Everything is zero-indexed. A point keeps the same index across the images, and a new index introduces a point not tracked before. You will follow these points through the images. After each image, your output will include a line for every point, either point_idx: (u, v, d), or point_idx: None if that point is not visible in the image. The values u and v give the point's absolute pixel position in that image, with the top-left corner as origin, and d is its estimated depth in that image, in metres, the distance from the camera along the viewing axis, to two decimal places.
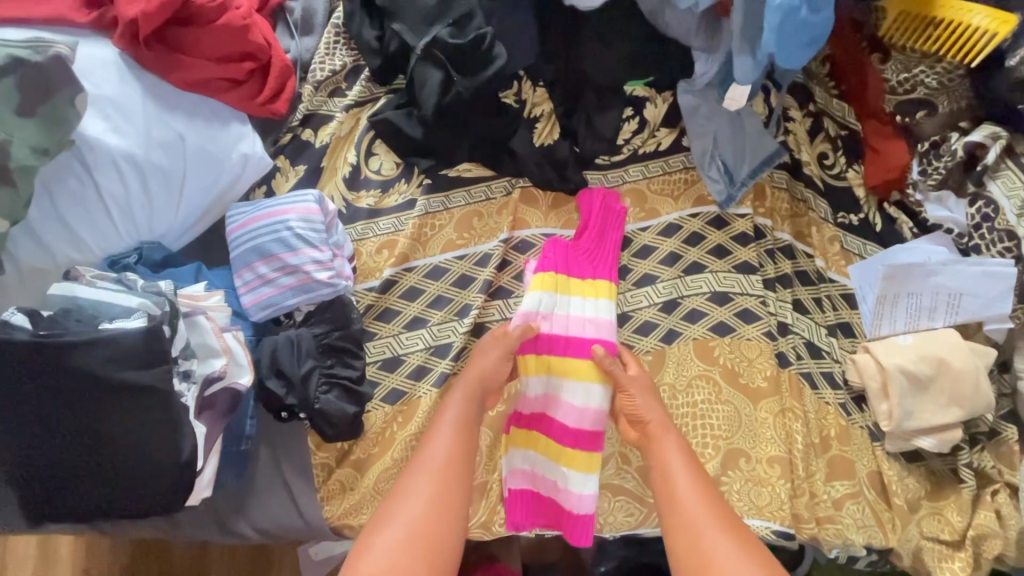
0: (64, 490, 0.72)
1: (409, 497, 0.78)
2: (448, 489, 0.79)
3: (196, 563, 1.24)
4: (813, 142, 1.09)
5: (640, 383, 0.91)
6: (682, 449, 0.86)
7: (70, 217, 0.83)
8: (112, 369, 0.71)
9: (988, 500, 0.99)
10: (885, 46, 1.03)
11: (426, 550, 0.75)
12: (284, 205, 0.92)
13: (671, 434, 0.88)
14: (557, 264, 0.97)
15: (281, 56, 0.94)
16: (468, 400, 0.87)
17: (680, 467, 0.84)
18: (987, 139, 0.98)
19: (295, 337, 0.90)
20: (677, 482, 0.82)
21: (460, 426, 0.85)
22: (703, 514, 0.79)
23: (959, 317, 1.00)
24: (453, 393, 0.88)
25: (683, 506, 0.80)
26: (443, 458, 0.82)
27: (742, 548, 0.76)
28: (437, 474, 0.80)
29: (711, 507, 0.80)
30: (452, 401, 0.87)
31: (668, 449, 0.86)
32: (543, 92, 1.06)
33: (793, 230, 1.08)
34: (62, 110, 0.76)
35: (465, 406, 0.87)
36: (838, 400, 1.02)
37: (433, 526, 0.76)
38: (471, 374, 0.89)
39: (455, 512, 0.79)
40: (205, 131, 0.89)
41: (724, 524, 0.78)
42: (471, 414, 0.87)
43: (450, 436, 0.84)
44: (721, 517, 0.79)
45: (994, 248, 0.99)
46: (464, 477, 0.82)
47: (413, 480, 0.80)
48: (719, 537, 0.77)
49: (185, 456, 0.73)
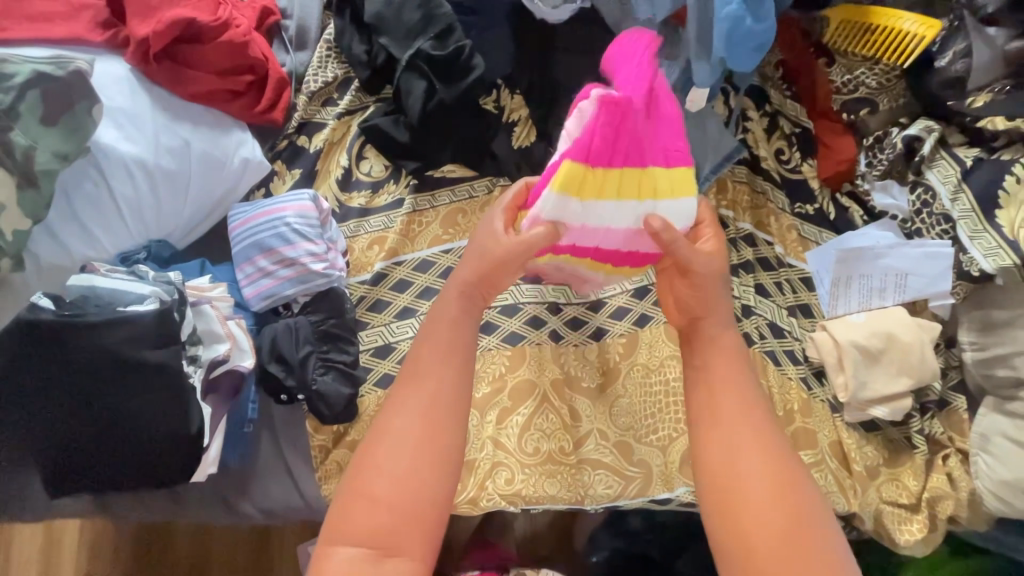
0: (82, 463, 0.79)
1: (392, 434, 0.70)
2: (433, 426, 0.71)
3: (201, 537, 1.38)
4: (770, 140, 1.18)
5: (702, 272, 0.78)
6: (733, 360, 0.76)
7: (84, 216, 0.91)
8: (128, 348, 0.79)
9: (941, 464, 1.07)
10: (830, 50, 1.14)
11: (413, 493, 0.68)
12: (282, 203, 1.00)
13: (723, 338, 0.78)
14: (594, 150, 0.71)
15: (277, 69, 1.03)
16: (457, 312, 0.77)
17: (727, 379, 0.75)
18: (924, 132, 1.09)
19: (293, 324, 0.97)
20: (720, 391, 0.74)
21: (448, 344, 0.75)
22: (742, 428, 0.71)
23: (906, 295, 1.09)
24: (440, 306, 0.78)
25: (721, 416, 0.73)
26: (429, 388, 0.72)
27: (774, 473, 0.69)
28: (424, 406, 0.71)
29: (750, 422, 0.72)
30: (440, 316, 0.77)
31: (716, 355, 0.77)
32: (520, 98, 1.14)
33: (753, 220, 1.16)
34: (82, 120, 0.84)
35: (455, 318, 0.77)
36: (800, 375, 1.09)
37: (419, 464, 0.69)
38: (465, 275, 0.78)
39: (445, 448, 0.70)
40: (209, 137, 0.97)
41: (760, 443, 0.71)
42: (462, 327, 0.76)
43: (437, 356, 0.74)
44: (758, 434, 0.71)
45: (934, 230, 1.08)
46: (453, 405, 0.72)
47: (395, 416, 0.71)
48: (752, 454, 0.70)
49: (193, 429, 0.81)
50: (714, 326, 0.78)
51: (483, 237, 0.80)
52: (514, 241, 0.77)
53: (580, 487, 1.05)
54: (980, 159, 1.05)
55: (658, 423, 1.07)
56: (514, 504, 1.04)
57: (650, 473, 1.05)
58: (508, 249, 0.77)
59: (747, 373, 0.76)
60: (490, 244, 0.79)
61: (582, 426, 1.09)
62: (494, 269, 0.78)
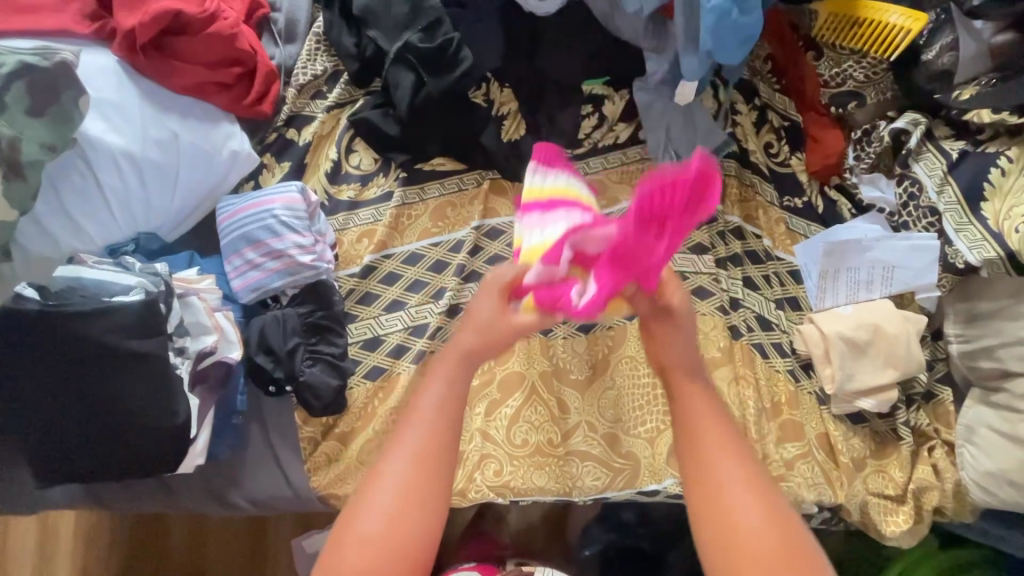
0: (70, 453, 0.80)
1: (382, 486, 0.62)
2: (427, 483, 0.63)
3: (196, 531, 1.39)
4: (759, 133, 1.18)
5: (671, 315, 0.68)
6: (710, 398, 0.67)
7: (72, 208, 0.91)
8: (113, 338, 0.79)
9: (926, 455, 1.07)
10: (818, 44, 1.14)
11: (404, 551, 0.61)
12: (270, 195, 1.00)
13: (695, 372, 0.68)
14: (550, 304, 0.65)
15: (266, 62, 1.03)
16: (452, 375, 0.66)
17: (711, 424, 0.65)
18: (910, 125, 1.09)
19: (281, 316, 0.98)
20: (703, 433, 0.65)
21: (445, 404, 0.65)
22: (731, 471, 0.63)
23: (893, 287, 1.09)
24: (435, 368, 0.67)
25: (707, 463, 0.64)
26: (422, 441, 0.64)
27: (772, 514, 0.62)
28: (417, 461, 0.63)
29: (740, 460, 0.64)
30: (436, 370, 0.67)
31: (694, 399, 0.67)
32: (510, 91, 1.15)
33: (742, 213, 1.17)
34: (68, 111, 0.84)
35: (452, 378, 0.66)
36: (787, 367, 1.10)
37: (409, 522, 0.62)
38: (464, 343, 0.66)
39: (436, 507, 0.63)
40: (196, 130, 0.97)
41: (752, 481, 0.63)
42: (460, 387, 0.66)
43: (433, 414, 0.64)
44: (749, 473, 0.63)
45: (921, 223, 1.08)
46: (448, 462, 0.64)
47: (386, 468, 0.63)
48: (745, 496, 0.62)
49: (179, 420, 0.81)
50: (685, 356, 0.68)
51: (483, 313, 0.66)
52: (518, 326, 0.66)
53: (568, 478, 1.06)
54: (966, 151, 1.06)
55: (647, 415, 1.07)
56: (502, 495, 1.04)
57: (637, 464, 1.06)
58: (513, 331, 0.66)
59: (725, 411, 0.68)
60: (493, 321, 0.66)
61: (571, 418, 1.10)
62: (492, 345, 0.67)
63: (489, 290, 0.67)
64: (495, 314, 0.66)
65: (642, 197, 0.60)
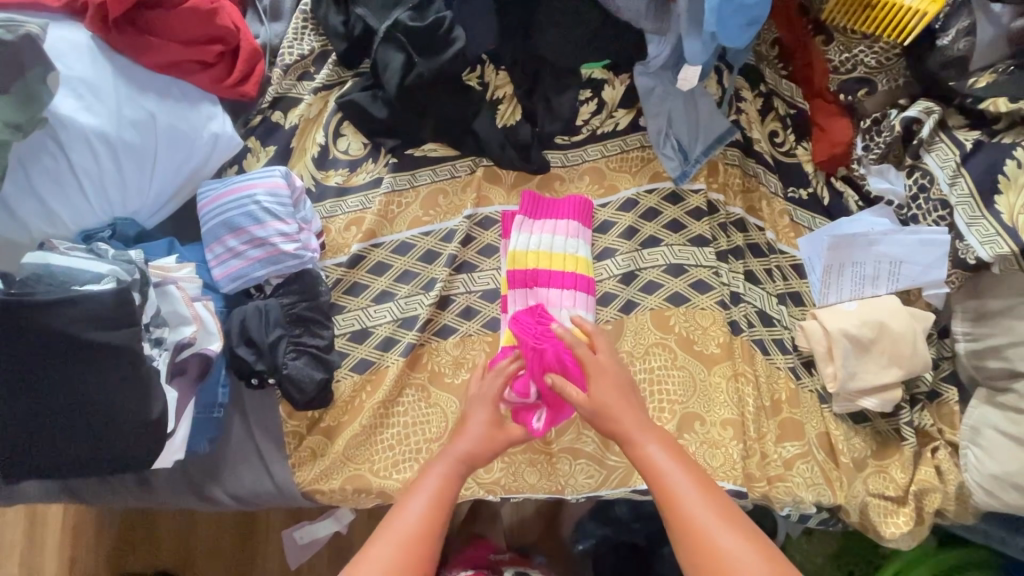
0: (39, 446, 0.77)
1: (370, 559, 0.75)
2: (411, 558, 0.76)
3: (184, 523, 1.36)
4: (764, 121, 1.14)
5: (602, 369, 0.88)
6: (665, 446, 0.83)
7: (44, 192, 0.88)
8: (81, 329, 0.75)
9: (929, 456, 1.04)
10: (829, 28, 1.09)
11: None
12: (252, 180, 0.96)
13: (655, 441, 0.83)
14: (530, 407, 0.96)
15: (249, 40, 0.99)
16: (446, 473, 0.84)
17: (676, 470, 0.80)
18: (923, 114, 1.04)
19: (263, 307, 0.94)
20: (677, 489, 0.79)
21: (436, 498, 0.81)
22: (709, 516, 0.76)
23: (900, 283, 1.06)
24: (431, 466, 0.85)
25: (686, 515, 0.77)
26: (414, 521, 0.79)
27: (750, 540, 0.75)
28: (402, 541, 0.77)
29: (713, 503, 0.78)
30: (434, 467, 0.85)
31: (651, 450, 0.82)
32: (505, 75, 1.11)
33: (745, 204, 1.13)
34: (35, 89, 0.80)
35: (444, 478, 0.83)
36: (788, 364, 1.07)
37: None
38: (457, 450, 0.86)
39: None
40: (174, 111, 0.93)
41: (727, 517, 0.76)
42: (451, 484, 0.83)
43: (425, 503, 0.81)
44: (723, 512, 0.77)
45: (931, 217, 1.04)
46: (434, 546, 0.78)
47: (376, 543, 0.77)
48: (724, 532, 0.75)
49: (154, 414, 0.79)
50: (646, 431, 0.84)
51: (477, 425, 0.88)
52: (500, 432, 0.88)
53: (561, 476, 1.03)
54: (981, 141, 1.01)
55: None
56: (492, 492, 1.03)
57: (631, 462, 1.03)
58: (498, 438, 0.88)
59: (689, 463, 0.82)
60: (484, 434, 0.87)
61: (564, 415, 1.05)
62: (484, 451, 0.86)
63: (485, 400, 0.90)
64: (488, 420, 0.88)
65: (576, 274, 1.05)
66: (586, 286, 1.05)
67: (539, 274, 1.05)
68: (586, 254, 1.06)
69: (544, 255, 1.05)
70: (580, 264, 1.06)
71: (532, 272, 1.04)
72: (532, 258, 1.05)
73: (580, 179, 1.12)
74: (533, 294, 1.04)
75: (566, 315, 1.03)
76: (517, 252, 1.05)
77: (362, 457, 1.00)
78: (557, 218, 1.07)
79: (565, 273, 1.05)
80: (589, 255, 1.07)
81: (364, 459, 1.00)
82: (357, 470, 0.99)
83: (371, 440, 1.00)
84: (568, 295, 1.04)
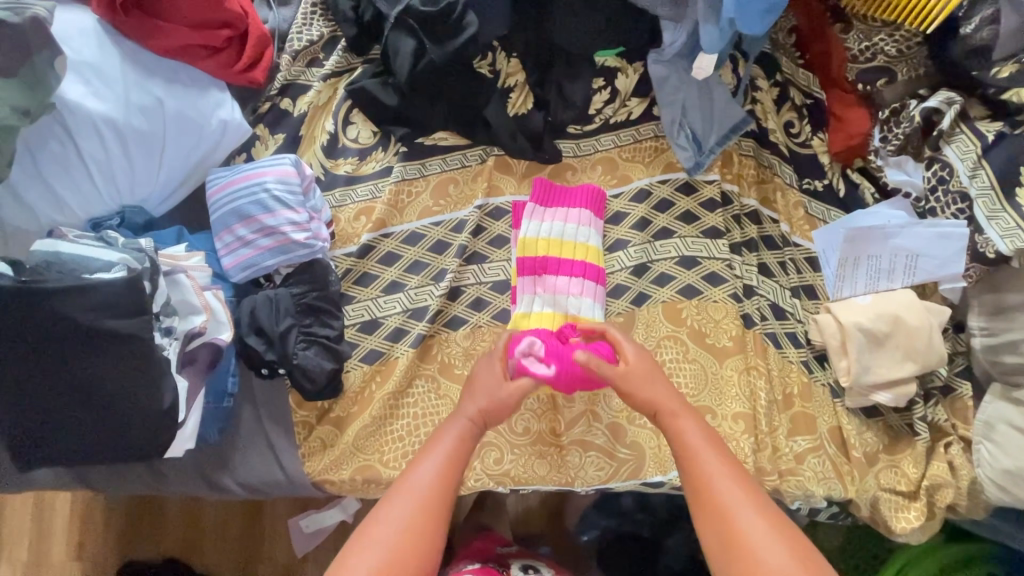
0: (51, 434, 0.77)
1: (388, 512, 0.75)
2: (428, 514, 0.76)
3: (190, 511, 1.37)
4: (780, 111, 1.13)
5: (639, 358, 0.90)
6: (701, 430, 0.83)
7: (52, 178, 0.87)
8: (91, 317, 0.75)
9: (942, 451, 1.04)
10: (847, 15, 1.07)
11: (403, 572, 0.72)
12: (262, 168, 0.95)
13: (692, 421, 0.84)
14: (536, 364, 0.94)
15: (258, 25, 0.97)
16: (461, 434, 0.84)
17: (708, 451, 0.80)
18: (943, 105, 1.02)
19: (273, 297, 0.93)
20: (709, 468, 0.79)
21: (451, 456, 0.82)
22: (739, 498, 0.75)
23: (916, 277, 1.05)
24: (449, 424, 0.86)
25: (715, 493, 0.76)
26: (430, 481, 0.78)
27: (778, 526, 0.73)
28: (420, 500, 0.77)
29: (739, 482, 0.77)
30: (450, 426, 0.85)
31: (686, 430, 0.83)
32: (517, 62, 1.09)
33: (759, 196, 1.12)
34: (42, 73, 0.79)
35: (459, 439, 0.84)
36: (801, 358, 1.06)
37: (403, 552, 0.72)
38: (472, 407, 0.87)
39: (433, 541, 0.75)
40: (184, 97, 0.92)
41: (755, 502, 0.75)
42: (465, 443, 0.84)
43: (439, 462, 0.81)
44: (752, 497, 0.76)
45: (949, 210, 1.02)
46: (447, 502, 0.78)
47: (394, 499, 0.77)
48: (748, 511, 0.74)
49: (166, 404, 0.78)
50: (682, 412, 0.85)
51: (485, 381, 0.89)
52: (511, 392, 0.88)
53: (570, 468, 1.03)
54: (1003, 133, 0.99)
55: None
56: (502, 484, 1.03)
57: (642, 455, 1.02)
58: (508, 396, 0.88)
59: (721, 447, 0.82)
60: (494, 390, 0.88)
61: (574, 407, 1.05)
62: (496, 408, 0.88)
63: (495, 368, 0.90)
64: (495, 381, 0.89)
65: (584, 263, 1.05)
66: (595, 274, 1.05)
67: (546, 261, 1.04)
68: (597, 244, 1.06)
69: (554, 243, 1.05)
70: (590, 253, 1.05)
71: (539, 258, 1.04)
72: (542, 245, 1.05)
73: (592, 169, 1.10)
74: (543, 282, 1.04)
75: (572, 303, 1.03)
76: (527, 240, 1.05)
77: (372, 448, 0.99)
78: (568, 206, 1.06)
79: (575, 262, 1.04)
80: (600, 244, 1.07)
81: (374, 450, 0.99)
82: (367, 460, 0.99)
83: (381, 431, 1.00)
84: (576, 283, 1.04)
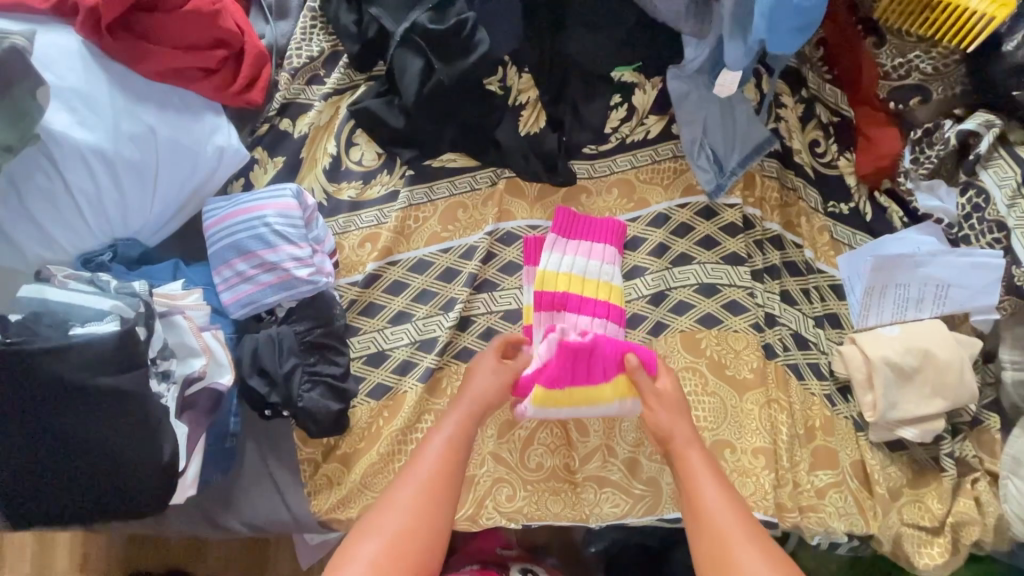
0: (46, 492, 0.73)
1: (393, 505, 0.77)
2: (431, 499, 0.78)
3: None
4: (805, 129, 1.07)
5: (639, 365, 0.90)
6: (705, 462, 0.84)
7: (39, 214, 0.81)
8: (87, 374, 0.71)
9: (968, 487, 1.01)
10: (881, 28, 1.00)
11: (405, 562, 0.74)
12: (262, 200, 0.90)
13: (698, 451, 0.85)
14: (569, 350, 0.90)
15: (255, 42, 0.91)
16: (461, 420, 0.86)
17: (710, 482, 0.81)
18: (981, 127, 0.97)
19: (277, 335, 0.89)
20: (708, 499, 0.80)
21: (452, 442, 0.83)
22: (737, 529, 0.77)
23: (945, 307, 1.01)
24: (448, 413, 0.87)
25: (713, 527, 0.78)
26: (433, 465, 0.81)
27: (774, 564, 0.74)
28: (422, 486, 0.79)
29: (738, 517, 0.78)
30: (449, 414, 0.86)
31: (692, 463, 0.84)
32: (529, 78, 1.02)
33: (782, 220, 1.07)
34: (25, 105, 0.73)
35: (460, 425, 0.85)
36: (824, 391, 1.02)
37: (406, 544, 0.75)
38: (472, 391, 0.88)
39: (438, 530, 0.77)
40: (177, 123, 0.86)
41: (753, 537, 0.76)
42: (466, 429, 0.85)
43: (443, 447, 0.82)
44: (748, 528, 0.77)
45: (983, 239, 0.98)
46: (451, 487, 0.81)
47: (397, 489, 0.79)
48: (744, 546, 0.76)
49: (165, 457, 0.74)
50: (689, 442, 0.86)
51: (484, 366, 0.90)
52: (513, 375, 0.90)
53: (585, 505, 1.00)
54: None
55: None
56: (514, 521, 0.99)
57: (659, 492, 0.99)
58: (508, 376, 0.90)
59: (723, 479, 0.83)
60: (490, 372, 0.90)
61: (590, 442, 1.02)
62: (494, 393, 0.89)
63: (495, 367, 0.90)
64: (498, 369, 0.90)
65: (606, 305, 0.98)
66: (617, 316, 0.98)
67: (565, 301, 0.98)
68: (619, 282, 1.00)
69: (574, 279, 0.98)
70: (613, 293, 0.99)
71: (559, 299, 0.98)
72: (562, 281, 0.98)
73: (607, 192, 1.05)
74: (559, 318, 0.98)
75: None
76: (546, 274, 0.98)
77: (379, 486, 0.96)
78: (592, 240, 1.00)
79: (596, 301, 0.98)
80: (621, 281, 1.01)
81: (381, 488, 0.96)
82: (375, 499, 0.95)
83: (387, 469, 0.96)
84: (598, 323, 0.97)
